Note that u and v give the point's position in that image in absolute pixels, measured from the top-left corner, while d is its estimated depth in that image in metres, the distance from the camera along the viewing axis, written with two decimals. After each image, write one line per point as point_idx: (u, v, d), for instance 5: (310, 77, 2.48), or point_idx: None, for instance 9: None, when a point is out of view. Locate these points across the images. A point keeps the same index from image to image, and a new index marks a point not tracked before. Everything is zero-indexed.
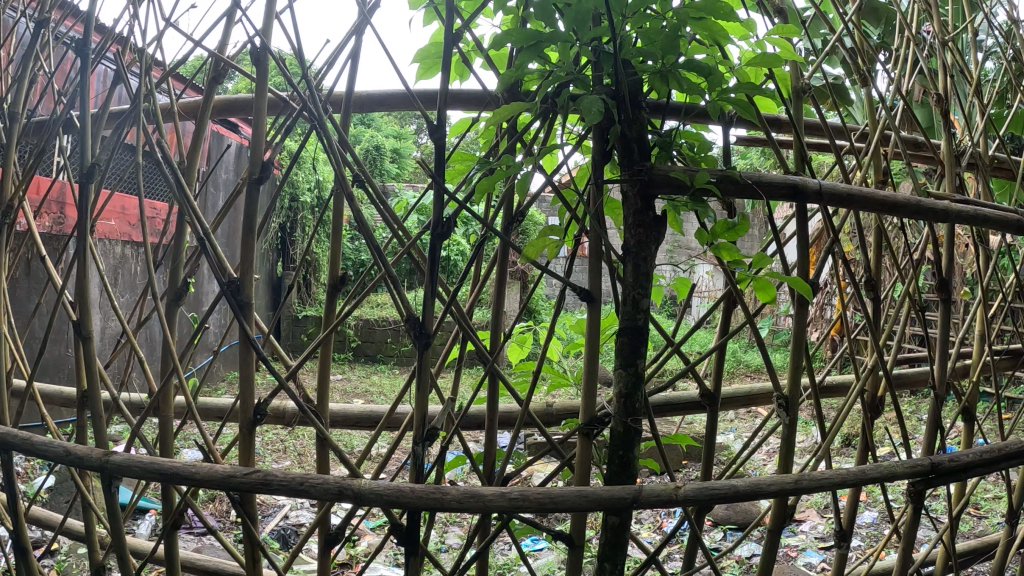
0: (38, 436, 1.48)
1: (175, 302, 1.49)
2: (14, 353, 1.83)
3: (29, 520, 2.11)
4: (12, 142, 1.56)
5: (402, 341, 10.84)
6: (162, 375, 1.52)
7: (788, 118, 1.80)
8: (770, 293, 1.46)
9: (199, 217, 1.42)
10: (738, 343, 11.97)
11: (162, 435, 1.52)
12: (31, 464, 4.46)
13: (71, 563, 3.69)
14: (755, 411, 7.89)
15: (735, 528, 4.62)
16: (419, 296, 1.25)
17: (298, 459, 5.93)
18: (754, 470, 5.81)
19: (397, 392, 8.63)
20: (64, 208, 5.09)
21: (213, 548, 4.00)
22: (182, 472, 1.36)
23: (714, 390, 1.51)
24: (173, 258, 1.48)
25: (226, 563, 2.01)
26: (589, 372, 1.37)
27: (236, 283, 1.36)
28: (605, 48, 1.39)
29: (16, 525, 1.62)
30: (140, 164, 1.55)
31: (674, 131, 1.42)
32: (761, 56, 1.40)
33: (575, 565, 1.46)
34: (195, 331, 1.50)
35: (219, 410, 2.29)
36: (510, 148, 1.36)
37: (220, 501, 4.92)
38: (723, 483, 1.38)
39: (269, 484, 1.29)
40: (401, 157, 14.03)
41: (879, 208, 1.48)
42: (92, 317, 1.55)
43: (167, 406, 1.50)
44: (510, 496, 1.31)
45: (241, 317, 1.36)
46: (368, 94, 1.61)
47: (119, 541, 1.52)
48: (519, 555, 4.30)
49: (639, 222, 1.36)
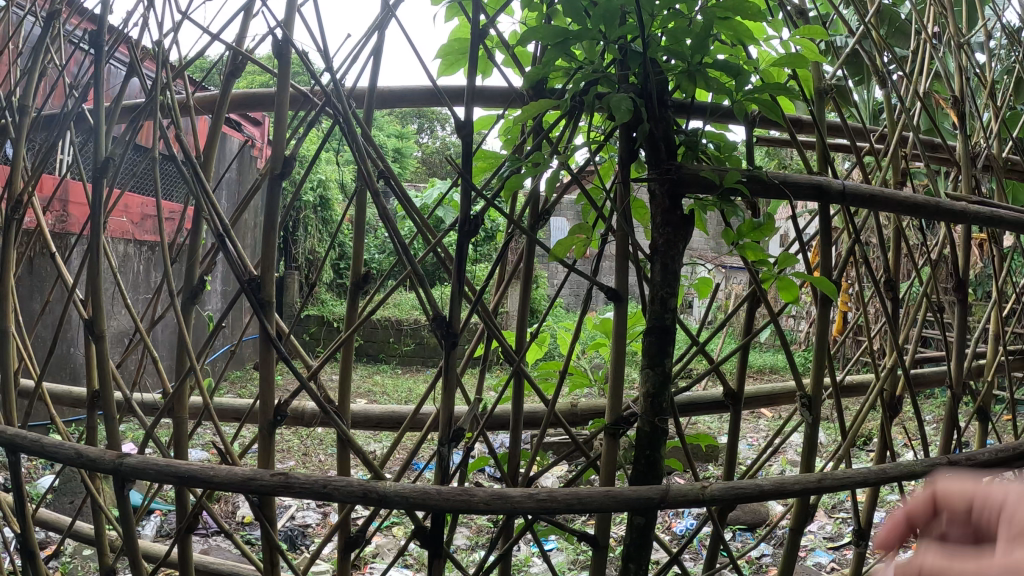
0: (50, 437, 1.38)
1: (191, 300, 1.46)
2: (22, 354, 1.78)
3: (38, 524, 2.07)
4: (21, 137, 1.43)
5: (402, 342, 10.83)
6: (177, 376, 1.47)
7: (809, 119, 1.79)
8: (794, 292, 1.43)
9: (217, 214, 1.38)
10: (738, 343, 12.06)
11: (175, 437, 1.46)
12: (32, 465, 4.44)
13: (76, 564, 3.66)
14: (757, 412, 7.96)
15: (744, 528, 4.65)
16: (446, 295, 1.24)
17: (301, 460, 5.91)
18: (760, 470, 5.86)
19: (398, 392, 8.62)
20: (68, 206, 5.08)
21: (221, 550, 3.99)
22: (200, 478, 1.28)
23: (738, 389, 1.48)
24: (189, 258, 1.44)
25: (241, 564, 1.98)
26: (615, 372, 1.35)
27: (256, 281, 1.33)
28: (632, 46, 1.33)
29: (23, 528, 1.48)
30: (155, 160, 1.47)
31: (699, 130, 1.39)
32: (786, 56, 1.37)
33: (599, 565, 1.44)
34: (211, 330, 1.47)
35: (235, 411, 2.28)
36: (538, 146, 1.34)
37: (225, 502, 4.91)
38: (750, 482, 1.33)
39: (291, 487, 1.22)
40: (402, 158, 14.05)
41: (897, 208, 1.44)
42: (104, 317, 1.48)
43: (181, 407, 1.44)
44: (538, 497, 1.25)
45: (261, 316, 1.33)
46: (391, 90, 1.62)
47: (134, 551, 1.43)
48: (530, 555, 4.31)
49: (666, 221, 1.35)
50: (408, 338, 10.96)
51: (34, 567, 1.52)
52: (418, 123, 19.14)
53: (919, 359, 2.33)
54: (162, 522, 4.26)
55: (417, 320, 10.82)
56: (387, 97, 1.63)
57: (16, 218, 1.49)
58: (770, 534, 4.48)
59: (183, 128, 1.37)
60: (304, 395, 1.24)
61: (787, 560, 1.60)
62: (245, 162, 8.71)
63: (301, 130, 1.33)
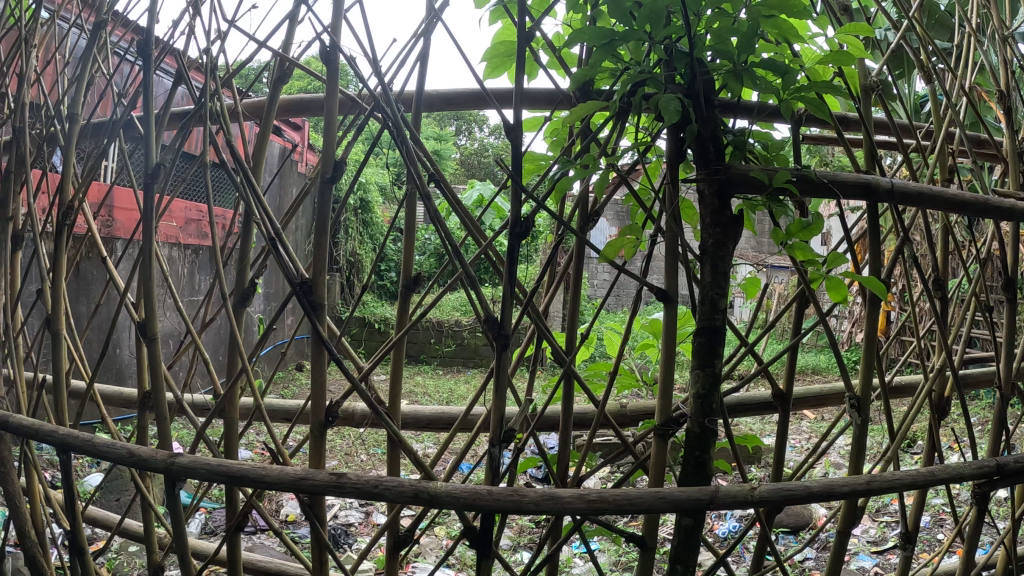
0: (100, 436, 1.38)
1: (242, 300, 1.48)
2: (75, 357, 1.80)
3: (88, 521, 2.11)
4: (72, 144, 1.37)
5: (444, 342, 10.90)
6: (229, 376, 1.48)
7: (856, 116, 1.76)
8: (843, 292, 1.40)
9: (268, 220, 1.39)
10: (778, 344, 11.98)
11: (225, 437, 1.48)
12: (78, 463, 4.54)
13: (122, 561, 3.73)
14: (800, 413, 7.91)
15: (788, 531, 4.61)
16: (494, 295, 1.25)
17: (344, 460, 5.98)
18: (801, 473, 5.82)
19: (438, 393, 8.69)
20: (115, 212, 5.19)
21: (266, 549, 4.04)
22: (250, 475, 1.28)
23: (786, 390, 1.45)
24: (241, 261, 1.45)
25: (286, 563, 2.00)
26: (665, 373, 1.36)
27: (308, 284, 1.34)
28: (678, 46, 1.31)
29: (74, 525, 1.41)
30: (206, 167, 1.47)
31: (746, 129, 1.38)
32: (832, 54, 1.33)
33: (646, 565, 1.41)
34: (261, 331, 1.49)
35: (283, 412, 2.30)
36: (585, 148, 1.34)
37: (271, 501, 4.98)
38: (798, 483, 1.27)
39: (341, 487, 1.22)
40: (441, 159, 14.23)
41: (944, 207, 1.37)
42: (158, 319, 1.49)
43: (233, 407, 1.46)
44: (586, 498, 1.23)
45: (312, 318, 1.34)
46: (437, 93, 1.62)
47: (184, 548, 1.43)
48: (571, 557, 4.31)
49: (715, 221, 1.35)
50: (448, 338, 11.02)
51: (83, 562, 1.45)
52: (456, 124, 19.31)
53: (969, 359, 2.28)
54: (206, 520, 4.32)
55: (459, 321, 10.87)
56: (435, 100, 1.64)
57: (68, 225, 1.47)
58: (817, 536, 4.43)
59: (233, 133, 1.37)
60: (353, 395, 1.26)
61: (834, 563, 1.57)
62: (285, 166, 8.81)
63: (349, 135, 1.34)
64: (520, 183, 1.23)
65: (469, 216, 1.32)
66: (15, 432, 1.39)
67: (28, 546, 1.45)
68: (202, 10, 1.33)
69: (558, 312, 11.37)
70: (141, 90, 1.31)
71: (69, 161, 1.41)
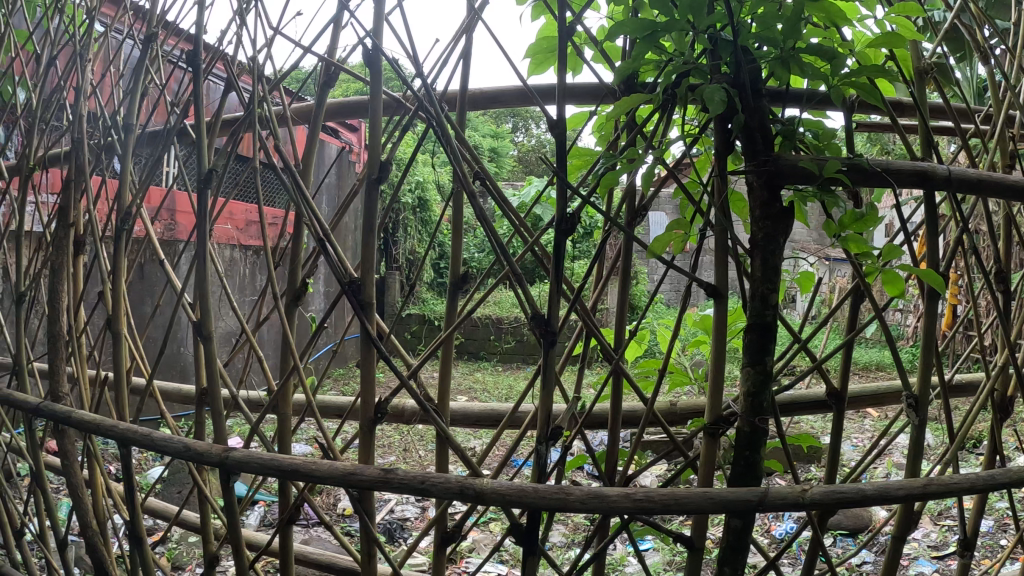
0: (158, 430, 1.42)
1: (294, 300, 1.52)
2: (136, 356, 1.87)
3: (148, 511, 2.20)
4: (128, 154, 1.44)
5: (504, 339, 10.93)
6: (281, 373, 1.52)
7: (910, 102, 1.70)
8: (899, 287, 1.34)
9: (316, 219, 1.42)
10: (843, 340, 11.65)
11: (280, 433, 1.51)
12: (143, 456, 4.72)
13: (180, 551, 3.86)
14: (866, 412, 7.64)
15: (846, 533, 4.47)
16: (538, 292, 1.25)
17: (402, 455, 6.05)
18: (863, 474, 5.63)
19: (494, 390, 8.72)
20: (176, 216, 5.39)
21: (320, 542, 4.14)
22: (301, 470, 1.31)
23: (841, 388, 1.41)
24: (291, 260, 1.49)
25: (337, 557, 2.04)
26: (715, 371, 1.33)
27: (356, 283, 1.37)
28: (722, 35, 1.28)
29: (133, 516, 1.47)
30: (256, 170, 1.51)
31: (796, 118, 1.33)
32: (881, 35, 1.27)
33: (693, 565, 1.38)
34: (312, 330, 1.52)
35: (335, 408, 2.36)
36: (632, 143, 1.32)
37: (326, 495, 5.07)
38: (850, 486, 1.23)
39: (389, 482, 1.23)
40: (499, 157, 14.31)
41: (1013, 195, 1.29)
42: (212, 318, 1.54)
43: (286, 403, 1.49)
44: (633, 497, 1.21)
45: (361, 316, 1.37)
46: (482, 92, 1.64)
47: (238, 539, 1.47)
48: (625, 556, 4.25)
49: (766, 213, 1.31)
50: (508, 335, 11.03)
51: (142, 549, 1.50)
52: (512, 121, 19.35)
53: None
54: (263, 513, 4.43)
55: (518, 318, 10.87)
56: (478, 100, 1.65)
57: (126, 229, 1.53)
58: (873, 539, 4.29)
59: (282, 135, 1.40)
60: (403, 392, 1.28)
61: (889, 566, 1.52)
62: (342, 167, 8.96)
63: (393, 134, 1.36)
64: (565, 180, 1.22)
65: (513, 212, 1.32)
66: (80, 426, 1.45)
67: (90, 535, 1.51)
68: (249, 18, 1.37)
69: (618, 309, 11.28)
70: (194, 96, 1.36)
71: (127, 168, 1.46)
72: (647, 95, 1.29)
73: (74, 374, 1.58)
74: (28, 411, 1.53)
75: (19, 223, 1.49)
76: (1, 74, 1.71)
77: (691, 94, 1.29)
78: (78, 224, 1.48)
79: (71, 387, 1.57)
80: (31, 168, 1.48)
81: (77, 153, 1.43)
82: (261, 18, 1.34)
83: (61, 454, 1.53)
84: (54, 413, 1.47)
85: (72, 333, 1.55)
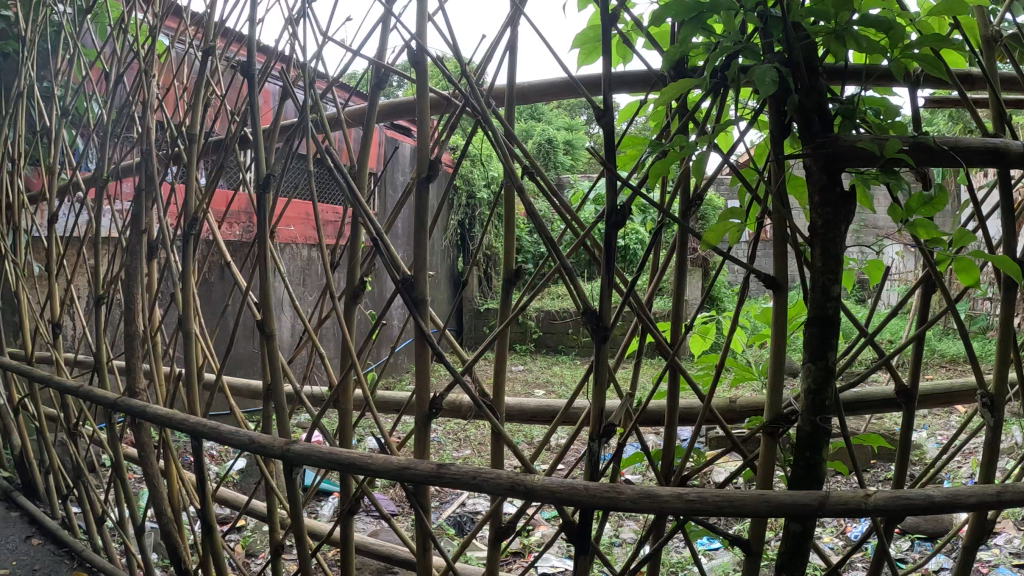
0: (227, 424, 1.48)
1: (354, 299, 1.50)
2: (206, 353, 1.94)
3: (219, 501, 2.28)
4: (193, 161, 1.51)
5: (579, 334, 10.82)
6: (341, 369, 1.55)
7: (979, 76, 1.59)
8: (973, 275, 1.25)
9: (372, 218, 1.41)
10: (940, 332, 10.94)
11: (341, 428, 1.54)
12: (224, 448, 4.92)
13: (255, 540, 4.00)
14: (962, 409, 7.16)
15: (925, 538, 4.22)
16: (591, 282, 1.19)
17: (473, 450, 6.08)
18: (956, 476, 5.27)
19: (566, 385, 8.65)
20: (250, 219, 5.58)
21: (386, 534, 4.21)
22: (359, 464, 1.32)
23: (911, 386, 1.32)
24: (348, 258, 1.49)
25: (395, 548, 2.09)
26: (774, 363, 1.28)
27: (410, 281, 1.36)
28: (773, 11, 1.21)
29: (202, 506, 1.52)
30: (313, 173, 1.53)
31: (856, 95, 1.25)
32: (943, 2, 1.17)
33: (751, 568, 1.33)
34: (371, 330, 1.51)
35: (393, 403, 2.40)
36: (683, 128, 1.27)
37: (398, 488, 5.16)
38: (917, 491, 1.15)
39: (442, 477, 1.22)
40: (573, 150, 14.17)
41: None
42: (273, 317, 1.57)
43: (346, 398, 1.51)
44: (685, 498, 1.16)
45: (415, 313, 1.36)
46: (531, 86, 1.62)
47: (301, 530, 1.51)
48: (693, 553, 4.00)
49: (825, 200, 1.25)
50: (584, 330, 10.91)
51: (212, 543, 1.52)
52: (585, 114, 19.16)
53: None
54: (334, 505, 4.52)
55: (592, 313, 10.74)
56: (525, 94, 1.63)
57: (194, 233, 1.58)
58: (950, 544, 4.04)
59: (334, 136, 1.42)
60: (457, 388, 1.23)
61: (957, 573, 1.43)
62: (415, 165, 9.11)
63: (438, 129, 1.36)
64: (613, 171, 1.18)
65: (566, 200, 1.26)
66: (155, 420, 1.52)
67: (166, 521, 1.60)
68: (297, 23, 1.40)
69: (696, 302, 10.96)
70: (248, 100, 1.39)
71: (192, 174, 1.52)
72: (696, 77, 1.23)
73: (149, 370, 1.66)
74: (108, 406, 1.61)
75: (96, 228, 1.58)
76: (75, 89, 1.81)
77: (742, 76, 1.21)
78: (149, 230, 1.55)
79: (146, 382, 1.66)
80: (105, 177, 1.56)
81: (145, 162, 1.50)
82: (309, 23, 1.37)
83: (139, 447, 1.59)
84: (132, 407, 1.54)
85: (147, 332, 1.62)
